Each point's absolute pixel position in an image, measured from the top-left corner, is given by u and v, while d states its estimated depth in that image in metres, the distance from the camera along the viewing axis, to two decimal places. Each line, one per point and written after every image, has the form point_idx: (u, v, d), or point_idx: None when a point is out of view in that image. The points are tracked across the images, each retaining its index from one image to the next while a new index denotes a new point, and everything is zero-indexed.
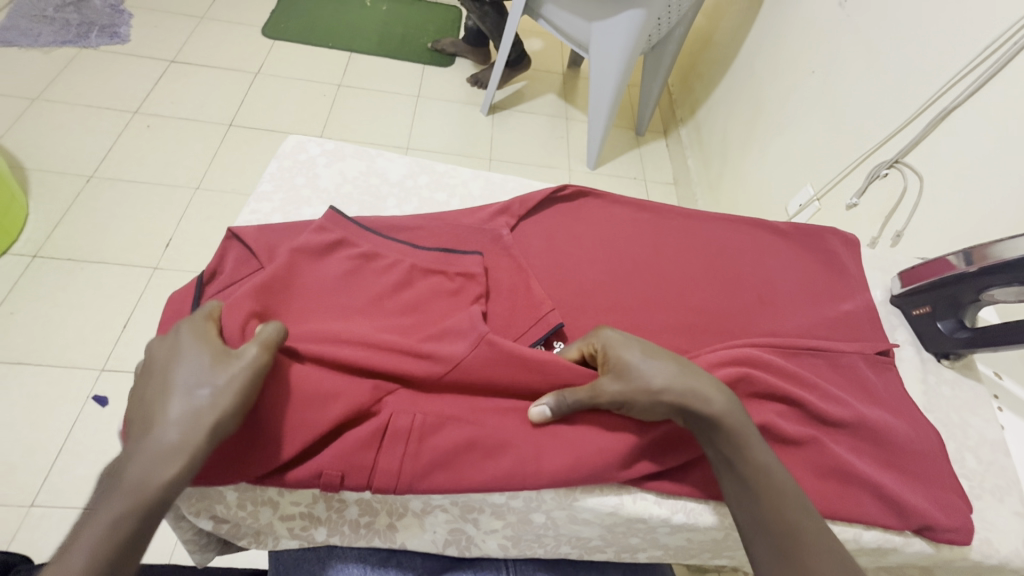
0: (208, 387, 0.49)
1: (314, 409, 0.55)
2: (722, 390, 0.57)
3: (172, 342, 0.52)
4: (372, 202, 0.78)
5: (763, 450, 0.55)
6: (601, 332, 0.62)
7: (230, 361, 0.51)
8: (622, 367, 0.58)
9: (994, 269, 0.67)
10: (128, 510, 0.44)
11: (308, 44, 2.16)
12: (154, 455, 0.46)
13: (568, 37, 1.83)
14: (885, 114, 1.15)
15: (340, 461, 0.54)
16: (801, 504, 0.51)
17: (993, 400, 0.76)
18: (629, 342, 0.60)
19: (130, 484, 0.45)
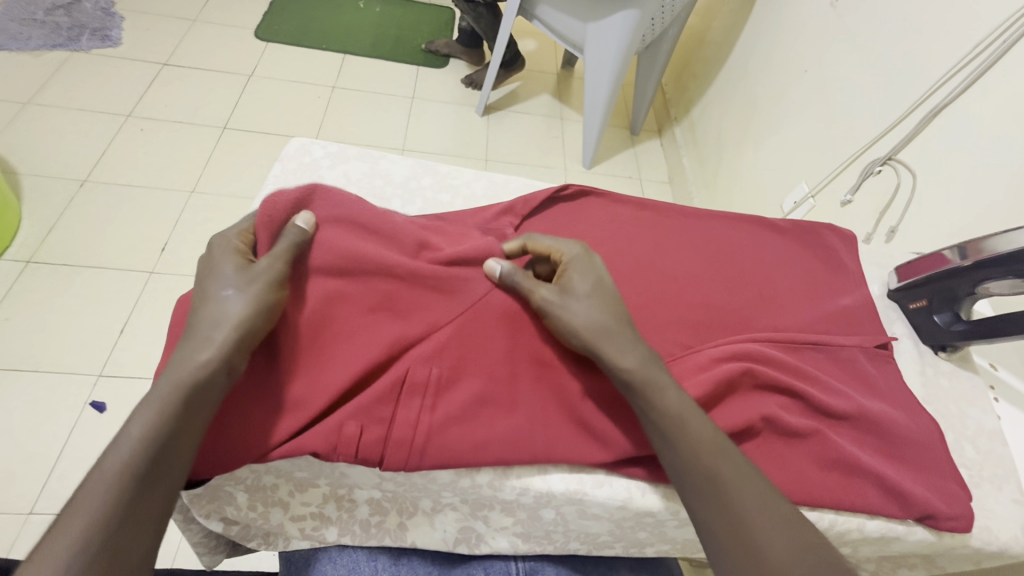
0: (236, 287, 0.54)
1: (330, 377, 0.55)
2: (640, 347, 0.57)
3: (210, 253, 0.58)
4: (376, 202, 0.77)
5: (680, 400, 0.55)
6: (570, 246, 0.63)
7: (253, 269, 0.55)
8: (566, 288, 0.60)
9: (990, 262, 0.68)
10: (173, 391, 0.48)
11: (301, 46, 2.15)
12: (192, 342, 0.51)
13: (563, 37, 1.84)
14: (880, 110, 1.16)
15: (360, 413, 0.54)
16: (720, 452, 0.52)
17: (990, 391, 0.77)
18: (589, 268, 0.61)
19: (175, 369, 0.49)
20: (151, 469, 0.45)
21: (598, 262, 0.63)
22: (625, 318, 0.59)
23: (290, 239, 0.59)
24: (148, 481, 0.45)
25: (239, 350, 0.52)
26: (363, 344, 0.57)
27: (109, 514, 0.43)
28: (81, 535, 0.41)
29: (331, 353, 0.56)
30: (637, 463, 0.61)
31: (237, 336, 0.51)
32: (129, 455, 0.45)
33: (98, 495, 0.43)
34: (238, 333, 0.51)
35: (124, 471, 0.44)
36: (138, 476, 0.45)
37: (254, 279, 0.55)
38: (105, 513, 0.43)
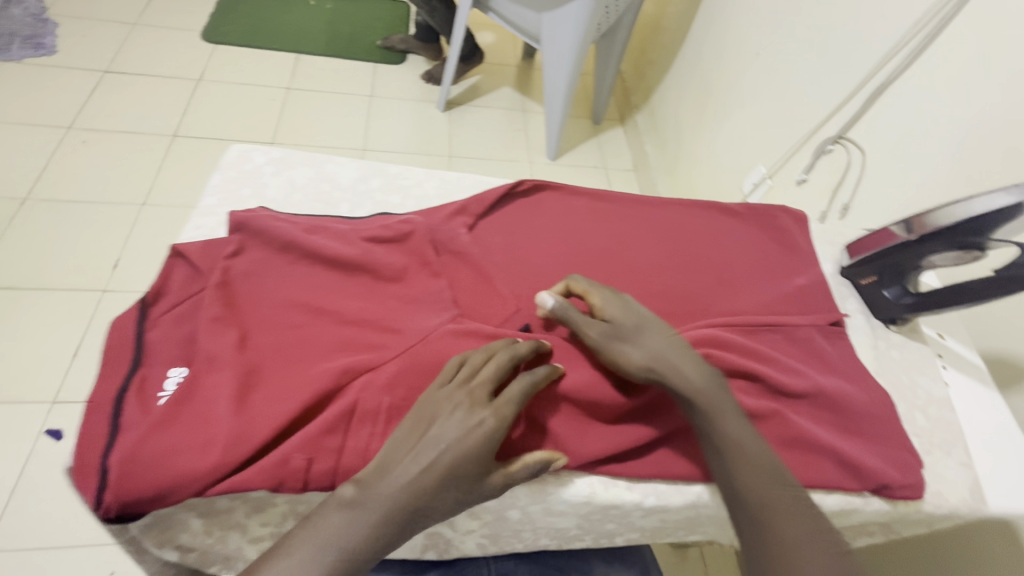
0: (462, 499, 0.52)
1: (275, 410, 0.53)
2: (701, 367, 0.60)
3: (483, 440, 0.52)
4: (323, 208, 0.74)
5: (745, 434, 0.56)
6: (602, 287, 0.65)
7: (485, 473, 0.52)
8: (614, 322, 0.62)
9: (934, 236, 0.71)
10: (347, 547, 0.47)
11: (251, 47, 2.08)
12: (390, 514, 0.49)
13: (519, 28, 1.83)
14: (830, 90, 1.18)
15: (305, 446, 0.51)
16: (780, 487, 0.53)
17: (938, 359, 0.80)
18: (625, 303, 0.64)
19: (358, 526, 0.48)
20: None
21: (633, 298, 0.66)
22: (685, 348, 0.62)
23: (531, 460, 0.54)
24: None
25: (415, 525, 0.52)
26: (314, 373, 0.56)
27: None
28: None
29: (279, 389, 0.55)
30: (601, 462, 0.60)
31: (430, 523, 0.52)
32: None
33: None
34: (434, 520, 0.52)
35: None
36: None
37: (479, 486, 0.52)
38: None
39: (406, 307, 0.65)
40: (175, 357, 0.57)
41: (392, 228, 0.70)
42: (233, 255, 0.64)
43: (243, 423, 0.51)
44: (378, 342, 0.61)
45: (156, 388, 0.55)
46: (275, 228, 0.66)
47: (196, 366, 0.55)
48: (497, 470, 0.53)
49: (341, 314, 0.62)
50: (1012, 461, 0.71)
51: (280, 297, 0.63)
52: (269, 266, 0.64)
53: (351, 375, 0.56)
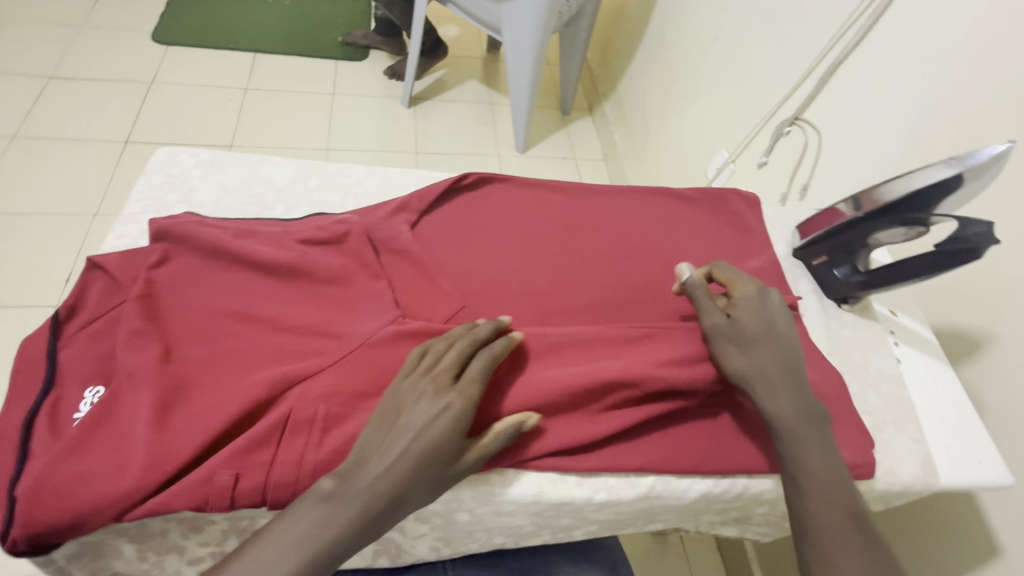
0: (435, 482, 0.50)
1: (197, 425, 0.50)
2: (801, 397, 0.58)
3: (449, 422, 0.51)
4: (258, 210, 0.71)
5: (826, 465, 0.55)
6: (748, 285, 0.66)
7: (457, 457, 0.51)
8: (737, 320, 0.62)
9: (881, 212, 0.70)
10: (322, 544, 0.45)
11: (206, 47, 2.01)
12: (367, 507, 0.47)
13: (480, 20, 1.80)
14: (785, 72, 1.18)
15: (232, 461, 0.49)
16: (854, 527, 0.51)
17: (891, 336, 0.80)
18: (765, 310, 0.63)
19: (334, 522, 0.46)
20: None
21: (778, 307, 0.65)
22: (797, 371, 0.60)
23: (502, 433, 0.53)
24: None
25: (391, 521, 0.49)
26: (243, 384, 0.53)
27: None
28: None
29: (204, 403, 0.52)
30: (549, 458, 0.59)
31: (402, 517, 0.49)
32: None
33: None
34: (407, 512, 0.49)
35: None
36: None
37: (452, 470, 0.51)
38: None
39: (345, 310, 0.62)
40: (91, 376, 0.54)
41: (327, 229, 0.67)
42: (157, 264, 0.60)
43: (162, 441, 0.48)
44: (311, 349, 0.58)
45: (71, 410, 0.52)
46: (201, 234, 0.62)
47: (115, 384, 0.52)
48: (470, 449, 0.52)
49: (272, 322, 0.59)
50: (962, 433, 0.72)
51: (208, 305, 0.59)
52: (199, 274, 0.61)
53: (284, 384, 0.54)
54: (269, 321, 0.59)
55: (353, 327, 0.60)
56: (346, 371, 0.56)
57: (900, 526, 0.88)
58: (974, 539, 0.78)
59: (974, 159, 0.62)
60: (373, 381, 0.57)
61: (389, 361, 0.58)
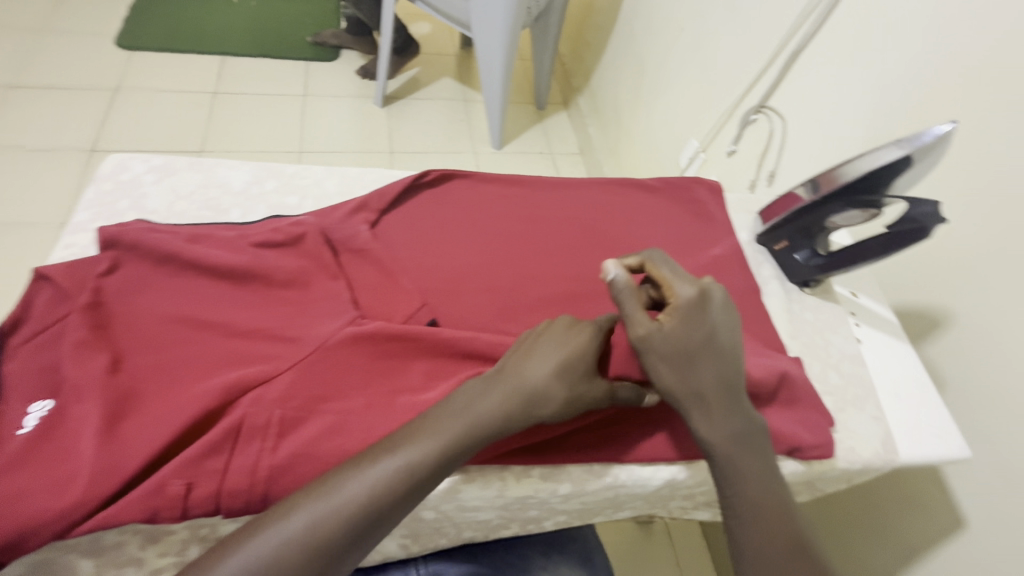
0: (568, 395, 0.55)
1: (147, 436, 0.49)
2: (738, 417, 0.57)
3: (586, 344, 0.58)
4: (213, 218, 0.70)
5: (766, 490, 0.55)
6: (679, 291, 0.61)
7: (593, 379, 0.57)
8: (666, 332, 0.58)
9: (835, 196, 0.72)
10: (456, 437, 0.52)
11: (172, 51, 1.96)
12: (503, 406, 0.54)
13: (450, 17, 1.79)
14: (749, 60, 1.19)
15: (183, 470, 0.48)
16: (792, 554, 0.53)
17: (851, 317, 0.81)
18: (700, 319, 0.59)
19: (472, 419, 0.53)
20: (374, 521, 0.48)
21: (712, 313, 0.60)
22: (732, 389, 0.58)
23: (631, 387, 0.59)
24: (371, 528, 0.48)
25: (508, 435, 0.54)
26: (195, 392, 0.52)
27: (321, 540, 0.46)
28: (258, 562, 0.44)
29: (156, 413, 0.51)
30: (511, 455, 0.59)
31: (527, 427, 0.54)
32: (381, 488, 0.48)
33: (326, 514, 0.47)
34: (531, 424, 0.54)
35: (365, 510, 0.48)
36: (369, 517, 0.48)
37: (586, 390, 0.56)
38: (317, 540, 0.46)
39: (301, 312, 0.61)
40: (37, 391, 0.53)
41: (283, 231, 0.66)
42: (105, 273, 0.59)
43: (110, 453, 0.48)
44: (266, 353, 0.57)
45: (15, 425, 0.51)
46: (150, 241, 0.61)
47: (62, 396, 0.51)
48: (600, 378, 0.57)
49: (226, 327, 0.58)
50: (920, 409, 0.73)
51: (159, 313, 0.58)
52: (149, 281, 0.60)
53: (238, 391, 0.53)
54: (224, 327, 0.58)
55: (310, 330, 0.59)
56: (301, 374, 0.55)
57: (870, 502, 0.90)
58: (938, 513, 0.80)
59: (922, 139, 0.63)
60: (331, 382, 0.56)
61: (346, 362, 0.58)
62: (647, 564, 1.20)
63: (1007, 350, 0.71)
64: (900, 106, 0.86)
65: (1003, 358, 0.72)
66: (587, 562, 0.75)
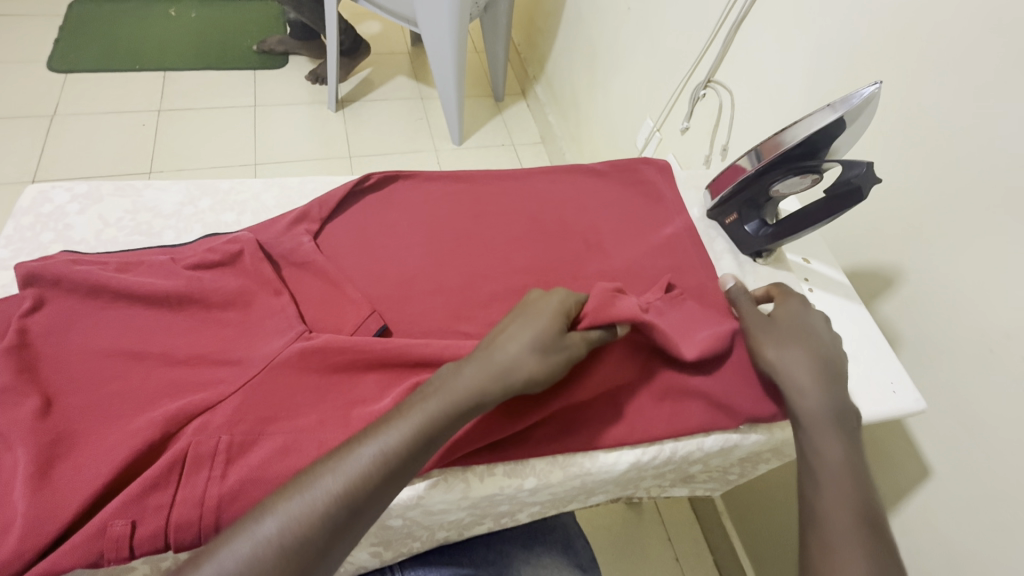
0: (543, 355, 0.54)
1: (86, 478, 0.48)
2: (832, 396, 0.59)
3: (553, 308, 0.58)
4: (145, 239, 0.71)
5: (845, 458, 0.55)
6: (796, 295, 0.69)
7: (565, 338, 0.56)
8: (776, 318, 0.66)
9: (775, 164, 0.72)
10: (438, 415, 0.50)
11: (109, 70, 1.89)
12: (473, 381, 0.52)
13: (395, 15, 1.75)
14: (693, 36, 1.19)
15: (126, 509, 0.46)
16: (863, 524, 0.51)
17: (804, 283, 0.82)
18: (809, 314, 0.66)
19: (453, 395, 0.51)
20: (351, 508, 0.45)
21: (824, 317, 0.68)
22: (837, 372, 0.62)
23: (600, 334, 0.59)
24: (349, 521, 0.45)
25: (482, 409, 0.52)
26: (134, 426, 0.50)
27: (298, 541, 0.43)
28: (230, 572, 0.41)
29: (95, 452, 0.49)
30: (472, 455, 0.58)
31: (502, 395, 0.53)
32: (361, 476, 0.46)
33: (300, 513, 0.44)
34: (506, 390, 0.53)
35: (354, 489, 0.45)
36: (348, 511, 0.45)
37: (559, 350, 0.56)
38: (292, 541, 0.43)
39: (244, 332, 0.59)
40: None
41: (219, 250, 0.63)
42: (30, 311, 0.57)
43: (46, 500, 0.46)
44: (209, 379, 0.55)
45: None
46: (75, 273, 0.58)
47: None
48: (571, 334, 0.58)
49: (166, 357, 0.56)
50: (876, 366, 0.75)
51: (93, 348, 0.56)
52: (79, 315, 0.58)
53: (180, 420, 0.51)
54: (165, 356, 0.56)
55: (253, 350, 0.57)
56: (246, 396, 0.54)
57: None
58: (905, 464, 0.82)
59: (850, 101, 0.63)
60: (279, 402, 0.55)
61: (292, 379, 0.56)
62: (639, 543, 1.21)
63: (958, 301, 0.73)
64: (833, 70, 0.87)
65: (954, 308, 0.74)
66: (569, 549, 0.75)
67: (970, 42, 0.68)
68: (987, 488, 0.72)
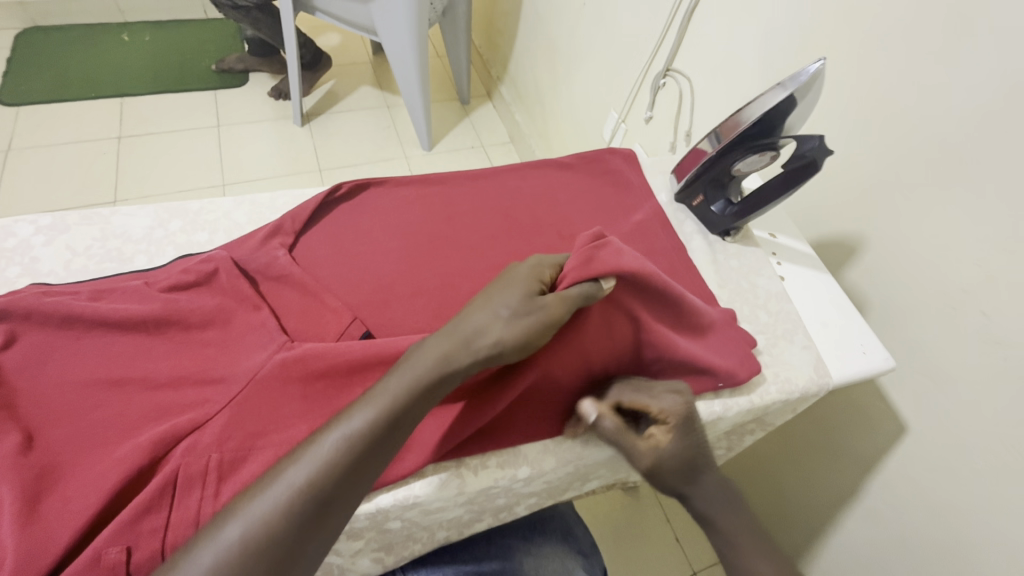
0: (513, 319, 0.54)
1: (75, 509, 0.47)
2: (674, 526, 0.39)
3: (522, 275, 0.59)
4: (117, 265, 0.70)
5: None
6: (673, 407, 0.63)
7: (537, 300, 0.56)
8: (665, 449, 0.62)
9: (734, 144, 0.75)
10: (401, 395, 0.50)
11: (64, 100, 1.84)
12: (438, 355, 0.52)
13: (352, 24, 1.74)
14: (648, 27, 1.22)
15: (120, 536, 0.46)
16: None
17: (772, 257, 0.85)
18: (687, 424, 0.63)
19: (417, 370, 0.51)
20: (312, 502, 0.46)
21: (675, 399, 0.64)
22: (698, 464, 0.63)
23: (584, 289, 0.58)
24: (321, 511, 0.46)
25: (452, 384, 0.53)
26: (121, 453, 0.50)
27: (268, 536, 0.44)
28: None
29: (82, 482, 0.49)
30: (466, 449, 0.59)
31: (471, 366, 0.53)
32: (325, 463, 0.47)
33: (268, 509, 0.45)
34: (474, 361, 0.53)
35: (311, 484, 0.46)
36: (319, 498, 0.46)
37: (530, 312, 0.55)
38: (266, 535, 0.44)
39: (227, 351, 0.59)
40: None
41: (192, 270, 0.63)
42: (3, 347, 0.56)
43: (34, 534, 0.46)
44: (192, 400, 0.55)
45: None
46: (47, 304, 0.58)
47: None
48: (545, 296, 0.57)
49: (147, 382, 0.56)
50: (846, 329, 0.78)
51: (73, 378, 0.55)
52: (54, 346, 0.57)
53: (168, 442, 0.51)
54: (145, 381, 0.56)
55: (237, 368, 0.57)
56: (233, 413, 0.54)
57: (827, 424, 0.95)
58: (882, 422, 0.85)
59: (799, 78, 0.66)
60: (267, 417, 0.55)
61: (277, 392, 0.56)
62: (639, 527, 1.23)
63: (916, 261, 0.77)
64: (783, 51, 0.90)
65: (916, 267, 0.77)
66: (569, 537, 0.77)
67: (905, 14, 0.72)
68: (956, 436, 0.76)
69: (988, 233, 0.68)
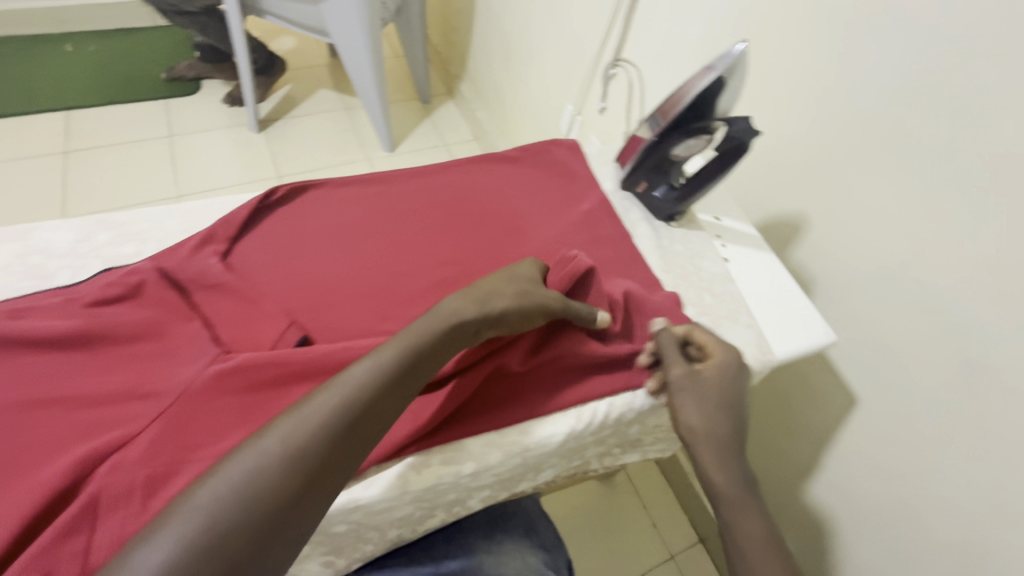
0: (524, 291, 0.62)
1: None
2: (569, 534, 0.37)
3: (525, 266, 0.68)
4: (39, 283, 0.67)
5: None
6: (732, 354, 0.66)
7: (542, 286, 0.65)
8: (705, 381, 0.65)
9: (671, 128, 0.75)
10: (427, 334, 0.55)
11: (4, 115, 1.76)
12: (457, 308, 0.59)
13: (303, 26, 1.70)
14: (596, 18, 1.22)
15: (37, 561, 0.44)
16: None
17: (716, 240, 0.86)
18: (736, 379, 0.66)
19: (439, 318, 0.57)
20: (347, 420, 0.48)
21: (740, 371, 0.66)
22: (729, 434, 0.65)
23: (584, 308, 0.67)
24: (349, 432, 0.48)
25: (464, 340, 0.58)
26: (39, 477, 0.48)
27: (300, 449, 0.45)
28: (226, 490, 0.42)
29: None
30: (410, 448, 0.59)
31: (483, 320, 0.59)
32: (357, 389, 0.49)
33: (301, 425, 0.46)
34: (489, 317, 0.59)
35: (346, 402, 0.48)
36: (346, 420, 0.48)
37: (536, 290, 0.63)
38: (304, 443, 0.45)
39: (157, 364, 0.58)
40: None
41: (118, 283, 0.61)
42: None
43: None
44: (119, 416, 0.53)
45: None
46: None
47: None
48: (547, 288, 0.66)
49: (70, 401, 0.54)
50: (788, 306, 0.80)
51: None
52: None
53: (91, 461, 0.49)
54: (68, 399, 0.54)
55: (166, 380, 0.56)
56: (161, 427, 0.52)
57: (785, 401, 0.97)
58: (833, 395, 0.87)
59: (727, 59, 0.68)
60: (197, 428, 0.53)
61: (208, 402, 0.55)
62: (617, 518, 1.24)
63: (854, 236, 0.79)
64: (722, 36, 0.92)
65: (854, 241, 0.79)
66: (531, 532, 0.77)
67: None
68: (899, 403, 0.78)
69: (916, 204, 0.70)
